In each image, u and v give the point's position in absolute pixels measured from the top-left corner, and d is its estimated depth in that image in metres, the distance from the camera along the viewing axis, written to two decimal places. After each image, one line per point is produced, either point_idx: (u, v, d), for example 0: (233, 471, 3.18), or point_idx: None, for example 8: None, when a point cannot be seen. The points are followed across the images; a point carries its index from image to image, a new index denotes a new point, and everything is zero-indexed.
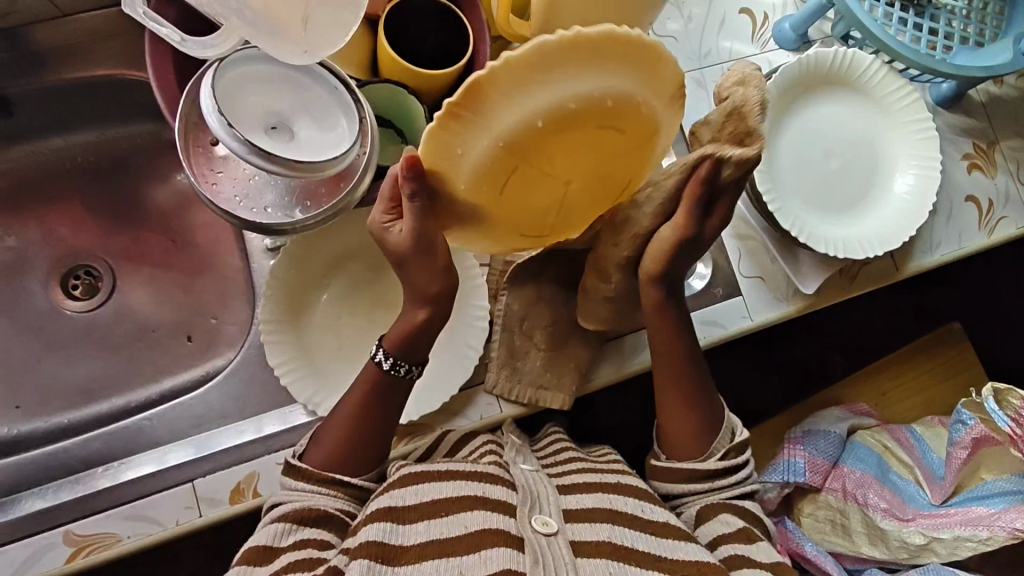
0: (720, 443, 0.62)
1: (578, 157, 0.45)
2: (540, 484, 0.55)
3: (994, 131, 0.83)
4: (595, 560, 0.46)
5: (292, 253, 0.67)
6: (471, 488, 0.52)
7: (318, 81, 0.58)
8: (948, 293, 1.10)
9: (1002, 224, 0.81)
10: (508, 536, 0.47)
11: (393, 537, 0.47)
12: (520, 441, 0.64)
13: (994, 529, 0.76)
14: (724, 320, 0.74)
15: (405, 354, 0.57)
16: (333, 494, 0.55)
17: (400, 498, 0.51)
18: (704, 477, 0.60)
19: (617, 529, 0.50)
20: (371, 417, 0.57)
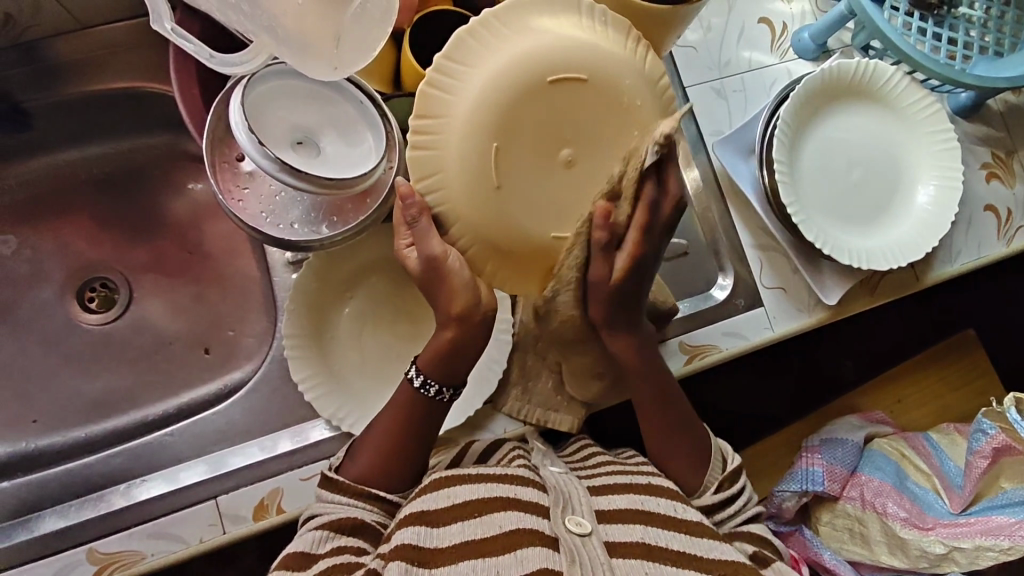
0: (711, 477, 0.61)
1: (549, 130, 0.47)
2: (571, 484, 0.54)
3: (1012, 140, 0.83)
4: (630, 561, 0.46)
5: (316, 267, 0.67)
6: (504, 489, 0.52)
7: (345, 96, 0.58)
8: (963, 300, 1.10)
9: (1021, 233, 0.81)
10: (542, 537, 0.47)
11: (429, 540, 0.47)
12: (547, 447, 0.63)
13: (1015, 539, 0.76)
14: (746, 331, 0.74)
15: (436, 373, 0.56)
16: (369, 507, 0.55)
17: (431, 502, 0.51)
18: (706, 510, 0.59)
19: (651, 530, 0.50)
20: (405, 433, 0.57)
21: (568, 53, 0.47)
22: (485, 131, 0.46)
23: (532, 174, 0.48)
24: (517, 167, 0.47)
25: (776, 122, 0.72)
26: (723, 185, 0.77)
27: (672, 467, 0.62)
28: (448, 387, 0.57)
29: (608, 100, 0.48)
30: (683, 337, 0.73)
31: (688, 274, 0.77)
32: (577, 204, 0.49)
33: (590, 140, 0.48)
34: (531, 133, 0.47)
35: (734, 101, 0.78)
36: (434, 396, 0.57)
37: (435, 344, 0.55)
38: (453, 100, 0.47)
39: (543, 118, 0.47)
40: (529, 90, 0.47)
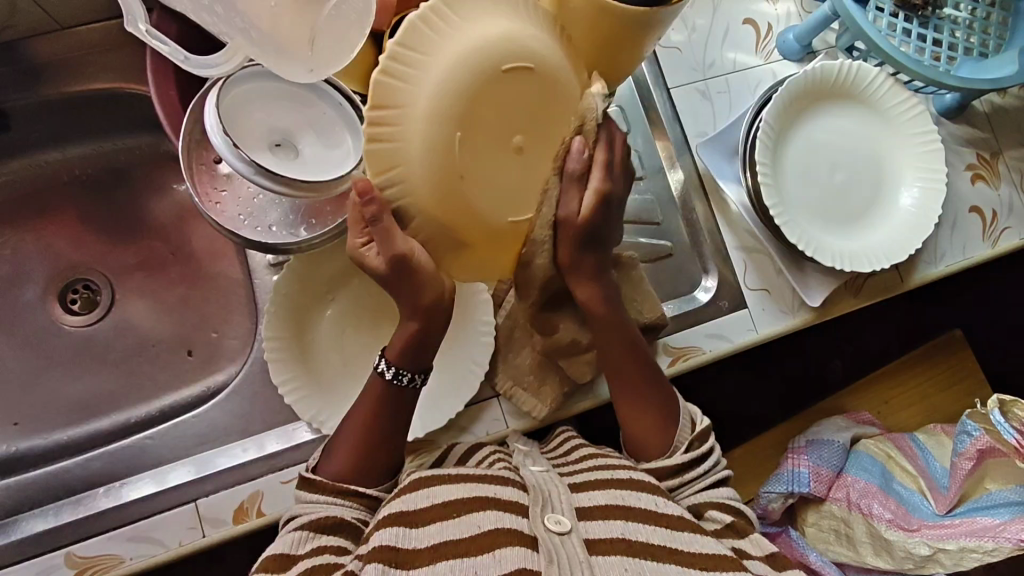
0: (682, 436, 0.61)
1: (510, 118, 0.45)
2: (550, 483, 0.54)
3: (998, 142, 0.84)
4: (610, 558, 0.46)
5: (296, 269, 0.66)
6: (482, 489, 0.52)
7: (324, 98, 0.58)
8: (951, 300, 1.10)
9: (1005, 234, 0.81)
10: (521, 535, 0.47)
11: (407, 540, 0.47)
12: (529, 448, 0.63)
13: (1000, 540, 0.76)
14: (729, 333, 0.74)
15: (408, 362, 0.56)
16: (350, 505, 0.54)
17: (410, 503, 0.50)
18: (672, 472, 0.59)
19: (632, 525, 0.50)
20: (378, 429, 0.57)
21: (522, 40, 0.45)
22: (449, 120, 0.43)
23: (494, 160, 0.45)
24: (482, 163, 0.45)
25: (760, 124, 0.72)
26: (707, 187, 0.77)
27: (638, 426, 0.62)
28: (420, 374, 0.57)
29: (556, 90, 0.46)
30: (667, 339, 0.73)
31: (673, 277, 0.76)
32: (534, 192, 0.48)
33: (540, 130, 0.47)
34: (492, 126, 0.44)
35: (718, 102, 0.78)
36: (408, 384, 0.57)
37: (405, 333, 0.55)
38: (411, 97, 0.43)
39: (500, 108, 0.44)
40: (491, 81, 0.44)
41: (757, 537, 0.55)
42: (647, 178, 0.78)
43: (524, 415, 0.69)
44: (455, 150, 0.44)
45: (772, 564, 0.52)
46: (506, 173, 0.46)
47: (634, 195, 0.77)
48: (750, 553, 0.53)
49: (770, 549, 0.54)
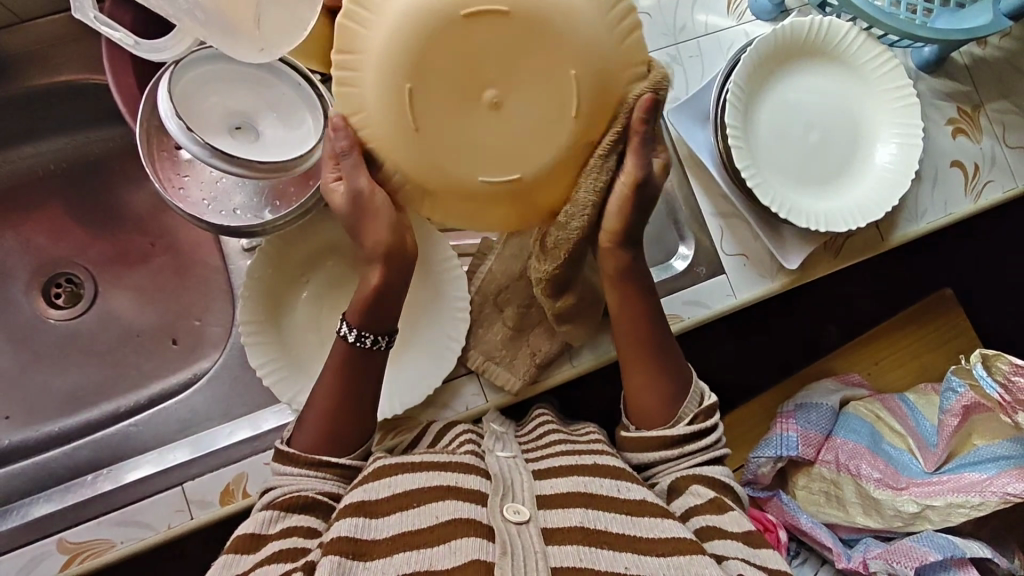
0: (687, 409, 0.60)
1: (459, 61, 0.43)
2: (514, 470, 0.55)
3: (979, 94, 0.83)
4: (565, 547, 0.46)
5: (268, 252, 0.67)
6: (446, 478, 0.53)
7: (281, 78, 0.58)
8: (942, 257, 1.09)
9: (988, 188, 0.81)
10: (478, 525, 0.48)
11: (365, 532, 0.47)
12: (502, 430, 0.64)
13: (987, 495, 0.78)
14: (708, 299, 0.74)
15: (371, 322, 0.56)
16: (323, 477, 0.56)
17: (371, 492, 0.51)
18: (672, 443, 0.59)
19: (591, 513, 0.50)
20: (349, 404, 0.57)
21: None
22: (398, 69, 0.43)
23: (447, 118, 0.44)
24: (438, 112, 0.44)
25: (729, 87, 0.71)
26: (681, 154, 0.76)
27: (644, 403, 0.61)
28: (383, 335, 0.57)
29: (534, 31, 0.42)
30: None
31: (649, 245, 0.76)
32: (509, 143, 0.45)
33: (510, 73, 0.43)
34: (446, 73, 0.43)
35: (690, 67, 0.77)
36: (372, 346, 0.56)
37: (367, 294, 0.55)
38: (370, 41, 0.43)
39: (458, 58, 0.43)
40: (441, 33, 0.42)
41: (736, 514, 0.55)
42: None
43: (501, 390, 0.69)
44: (405, 101, 0.43)
45: (746, 542, 0.53)
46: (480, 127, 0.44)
47: None
48: (728, 531, 0.53)
49: (747, 528, 0.54)
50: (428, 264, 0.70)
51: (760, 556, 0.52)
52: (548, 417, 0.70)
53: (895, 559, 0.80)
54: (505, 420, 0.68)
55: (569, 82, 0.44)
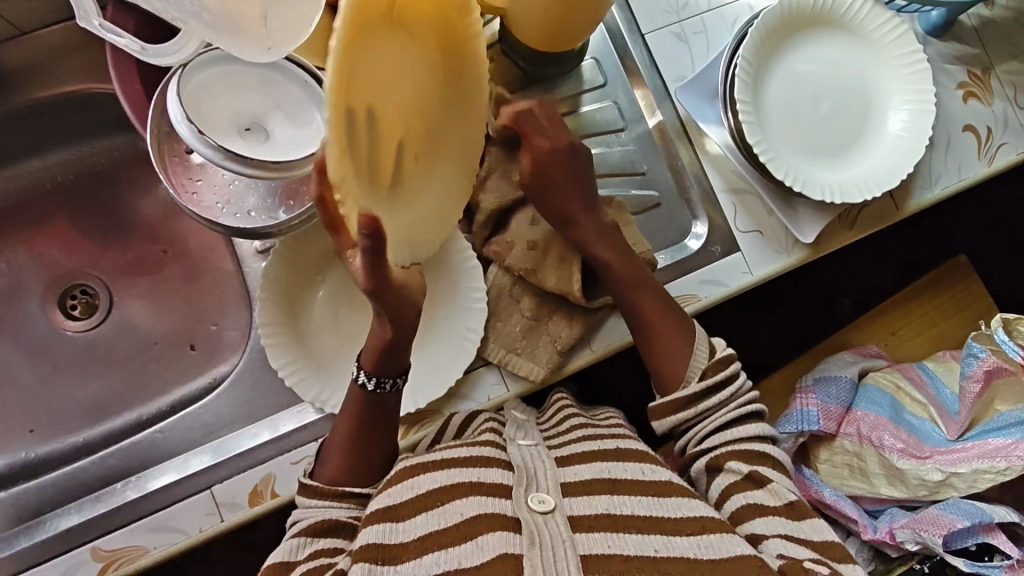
0: (697, 364, 0.62)
1: (389, 99, 0.37)
2: (537, 459, 0.55)
3: (989, 57, 0.82)
4: (592, 535, 0.47)
5: (282, 252, 0.67)
6: (466, 474, 0.53)
7: (289, 77, 0.58)
8: (956, 223, 1.09)
9: (1002, 151, 0.81)
10: (505, 520, 0.48)
11: (392, 536, 0.48)
12: (524, 418, 0.64)
13: (1011, 459, 0.78)
14: (724, 277, 0.73)
15: (387, 369, 0.56)
16: (344, 504, 0.56)
17: (396, 496, 0.52)
18: (687, 403, 0.60)
19: (615, 500, 0.51)
20: (370, 429, 0.58)
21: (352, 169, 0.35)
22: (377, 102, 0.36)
23: (410, 109, 0.40)
24: (402, 110, 0.39)
25: (737, 61, 0.70)
26: (691, 133, 0.76)
27: (658, 366, 0.64)
28: (400, 377, 0.58)
29: (391, 201, 0.40)
30: None
31: (662, 226, 0.76)
32: (437, 148, 0.44)
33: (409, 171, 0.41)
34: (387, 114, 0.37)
35: (695, 44, 0.77)
36: (391, 389, 0.57)
37: (379, 339, 0.54)
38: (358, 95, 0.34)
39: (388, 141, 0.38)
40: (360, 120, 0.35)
41: (776, 486, 0.56)
42: (628, 130, 0.77)
43: (521, 378, 0.69)
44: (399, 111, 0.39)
45: (790, 515, 0.54)
46: (421, 150, 0.42)
47: (616, 147, 0.77)
48: (769, 508, 0.55)
49: (787, 498, 0.55)
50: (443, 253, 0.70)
51: (805, 526, 0.53)
52: (568, 399, 0.71)
53: (923, 528, 0.80)
54: (527, 410, 0.68)
55: (422, 209, 0.44)
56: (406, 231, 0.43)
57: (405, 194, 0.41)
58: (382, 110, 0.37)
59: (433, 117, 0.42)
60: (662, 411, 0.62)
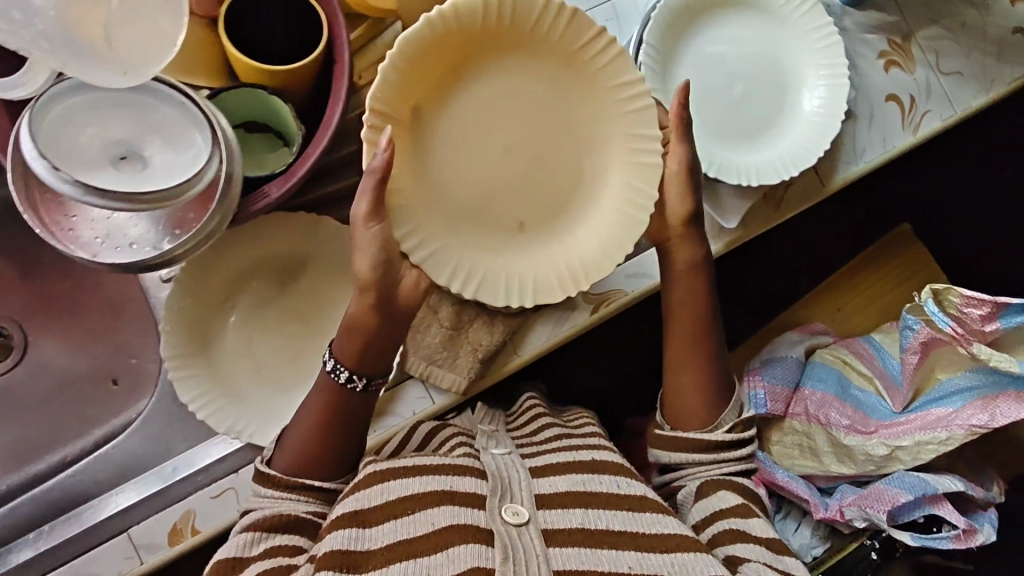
0: (726, 419, 0.66)
1: (505, 124, 0.58)
2: (510, 468, 0.56)
3: (908, 24, 0.81)
4: (566, 550, 0.48)
5: (183, 281, 0.65)
6: (438, 482, 0.54)
7: (160, 99, 0.55)
8: (899, 193, 1.08)
9: (926, 119, 0.80)
10: (478, 532, 0.49)
11: (359, 542, 0.49)
12: (493, 428, 0.67)
13: (953, 429, 0.78)
14: (652, 268, 0.72)
15: (362, 366, 0.59)
16: (303, 498, 0.56)
17: (363, 501, 0.52)
18: (708, 446, 0.64)
19: (591, 513, 0.52)
20: (337, 423, 0.59)
21: (452, 175, 0.57)
22: (517, 121, 0.58)
23: (529, 141, 0.58)
24: (517, 135, 0.58)
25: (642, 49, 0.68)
26: None
27: (682, 402, 0.67)
28: (359, 377, 0.59)
29: (473, 203, 0.58)
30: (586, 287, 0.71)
31: None
32: (526, 187, 0.59)
33: (544, 186, 0.59)
34: (503, 126, 0.58)
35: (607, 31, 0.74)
36: (361, 389, 0.60)
37: (358, 338, 0.59)
38: (462, 99, 0.57)
39: (526, 157, 0.58)
40: (455, 130, 0.57)
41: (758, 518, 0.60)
42: None
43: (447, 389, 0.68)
44: (509, 150, 0.58)
45: (767, 544, 0.57)
46: (527, 201, 0.59)
47: None
48: (749, 534, 0.58)
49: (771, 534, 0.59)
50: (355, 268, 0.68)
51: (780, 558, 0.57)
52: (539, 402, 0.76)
53: (869, 505, 0.80)
54: (494, 411, 0.74)
55: (482, 225, 0.58)
56: (460, 240, 0.57)
57: (482, 218, 0.58)
58: (489, 128, 0.57)
59: (541, 155, 0.59)
60: (680, 443, 0.65)
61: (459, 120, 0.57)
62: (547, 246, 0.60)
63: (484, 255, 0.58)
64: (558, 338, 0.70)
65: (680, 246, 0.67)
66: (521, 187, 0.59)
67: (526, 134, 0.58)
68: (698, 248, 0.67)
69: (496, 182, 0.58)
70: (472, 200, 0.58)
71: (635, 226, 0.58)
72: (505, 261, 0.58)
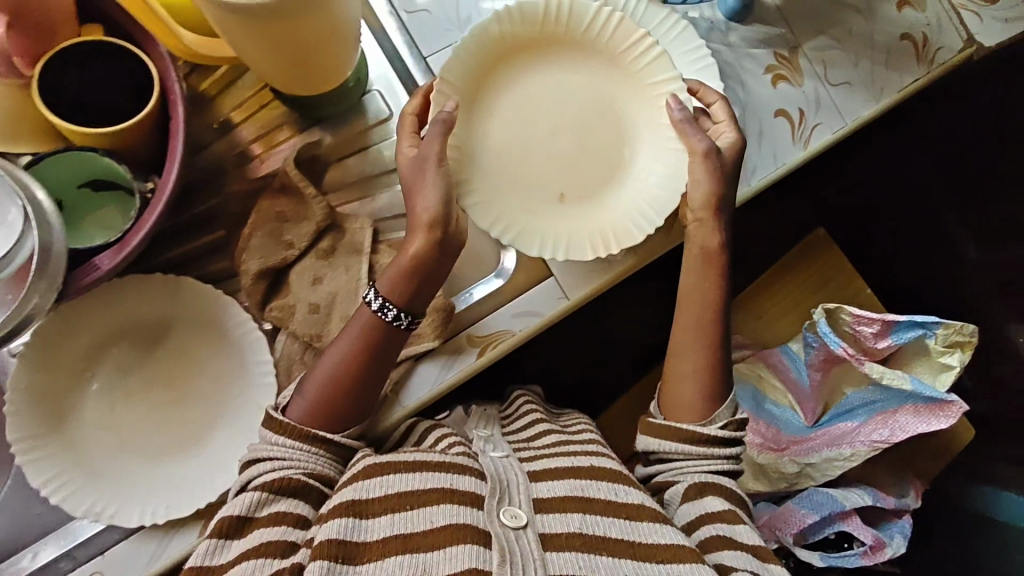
0: (720, 416, 0.65)
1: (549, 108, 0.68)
2: (509, 470, 0.57)
3: (795, 35, 0.79)
4: (563, 554, 0.49)
5: (30, 357, 0.61)
6: (438, 480, 0.54)
7: None
8: (810, 200, 1.09)
9: (816, 132, 0.78)
10: (475, 530, 0.49)
11: (354, 534, 0.49)
12: (487, 433, 0.65)
13: (856, 445, 0.78)
14: (540, 305, 0.70)
15: (411, 306, 0.61)
16: (315, 452, 0.58)
17: (365, 491, 0.52)
18: (703, 440, 0.63)
19: (590, 518, 0.53)
20: (364, 378, 0.61)
21: (518, 141, 0.68)
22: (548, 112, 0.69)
23: (557, 122, 0.68)
24: (555, 120, 0.68)
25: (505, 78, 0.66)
26: None
27: (680, 391, 0.66)
28: (406, 314, 0.61)
29: (512, 177, 0.67)
30: (471, 330, 0.69)
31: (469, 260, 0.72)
32: (574, 161, 0.68)
33: (567, 168, 0.68)
34: (546, 113, 0.69)
35: None
36: (393, 322, 0.61)
37: (399, 269, 0.61)
38: (529, 83, 0.69)
39: (562, 133, 0.68)
40: (512, 111, 0.68)
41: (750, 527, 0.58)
42: None
43: None
44: (581, 125, 0.69)
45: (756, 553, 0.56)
46: (563, 178, 0.68)
47: None
48: (739, 542, 0.56)
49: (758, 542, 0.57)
50: (222, 329, 0.65)
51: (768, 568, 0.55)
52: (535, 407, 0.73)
53: (778, 527, 0.80)
54: (487, 411, 0.74)
55: (579, 187, 0.68)
56: (505, 208, 0.66)
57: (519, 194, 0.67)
58: (531, 111, 0.68)
59: (567, 140, 0.68)
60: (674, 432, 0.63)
61: (493, 104, 0.68)
62: (585, 212, 0.68)
63: (532, 213, 0.67)
64: (444, 385, 0.68)
65: (697, 231, 0.67)
66: (569, 161, 0.68)
67: (580, 115, 0.69)
68: (718, 236, 0.67)
69: (526, 167, 0.68)
70: (507, 173, 0.67)
71: (666, 201, 0.67)
72: (547, 223, 0.67)
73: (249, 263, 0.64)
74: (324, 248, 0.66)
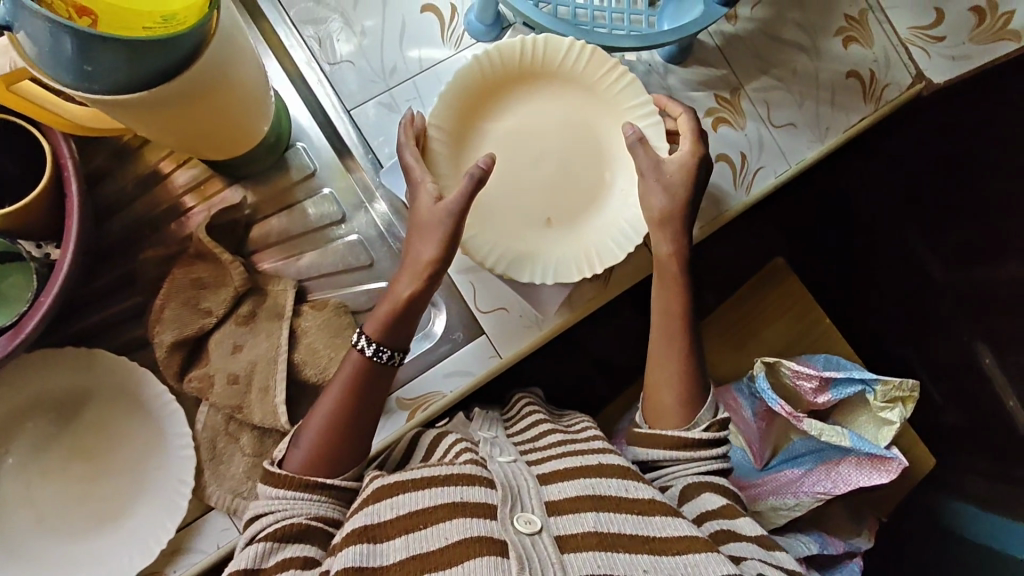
0: (702, 417, 0.62)
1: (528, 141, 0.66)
2: (519, 476, 0.51)
3: (736, 77, 0.77)
4: (581, 555, 0.43)
5: None
6: (449, 493, 0.47)
7: None
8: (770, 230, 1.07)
9: (759, 176, 0.76)
10: (492, 543, 0.43)
11: (371, 559, 0.43)
12: (493, 436, 0.62)
13: (801, 496, 0.77)
14: (470, 366, 0.68)
15: (392, 340, 0.58)
16: (319, 498, 0.53)
17: (375, 515, 0.47)
18: (692, 445, 0.60)
19: (604, 516, 0.46)
20: (356, 414, 0.57)
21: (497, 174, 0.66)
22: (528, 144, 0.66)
23: (535, 152, 0.66)
24: (532, 151, 0.66)
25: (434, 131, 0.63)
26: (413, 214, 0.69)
27: (659, 399, 0.64)
28: (399, 351, 0.59)
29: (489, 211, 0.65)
30: (399, 393, 0.67)
31: None
32: (555, 193, 0.67)
33: (552, 200, 0.67)
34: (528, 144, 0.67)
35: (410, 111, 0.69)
36: (388, 361, 0.58)
37: (392, 307, 0.58)
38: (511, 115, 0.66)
39: (540, 165, 0.66)
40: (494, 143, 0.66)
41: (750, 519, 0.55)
42: (348, 221, 0.70)
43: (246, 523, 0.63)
44: (560, 155, 0.67)
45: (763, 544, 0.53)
46: (548, 208, 0.66)
47: (339, 241, 0.70)
48: (744, 534, 0.53)
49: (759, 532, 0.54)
50: (140, 400, 0.63)
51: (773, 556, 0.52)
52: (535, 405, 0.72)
53: None
54: (490, 414, 0.71)
55: (562, 218, 0.67)
56: (491, 237, 0.64)
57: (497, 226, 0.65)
58: (516, 142, 0.66)
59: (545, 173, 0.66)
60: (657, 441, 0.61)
61: (474, 136, 0.66)
62: (572, 234, 0.67)
63: (518, 238, 0.65)
64: None
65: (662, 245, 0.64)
66: (551, 192, 0.67)
67: (560, 146, 0.67)
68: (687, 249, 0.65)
69: (504, 197, 0.66)
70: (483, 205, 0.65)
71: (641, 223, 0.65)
72: (531, 247, 0.65)
73: (165, 334, 0.62)
74: (244, 314, 0.64)
